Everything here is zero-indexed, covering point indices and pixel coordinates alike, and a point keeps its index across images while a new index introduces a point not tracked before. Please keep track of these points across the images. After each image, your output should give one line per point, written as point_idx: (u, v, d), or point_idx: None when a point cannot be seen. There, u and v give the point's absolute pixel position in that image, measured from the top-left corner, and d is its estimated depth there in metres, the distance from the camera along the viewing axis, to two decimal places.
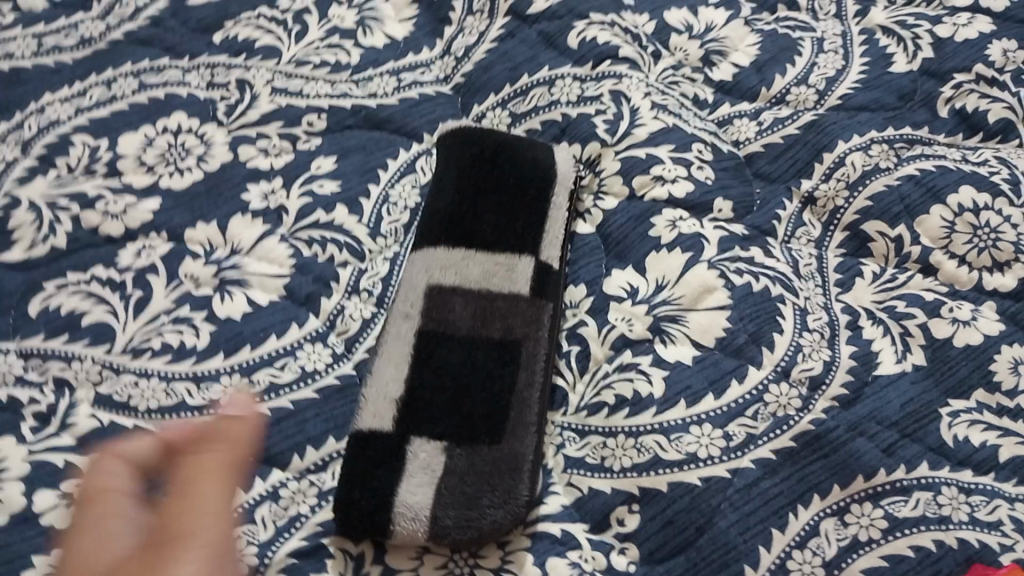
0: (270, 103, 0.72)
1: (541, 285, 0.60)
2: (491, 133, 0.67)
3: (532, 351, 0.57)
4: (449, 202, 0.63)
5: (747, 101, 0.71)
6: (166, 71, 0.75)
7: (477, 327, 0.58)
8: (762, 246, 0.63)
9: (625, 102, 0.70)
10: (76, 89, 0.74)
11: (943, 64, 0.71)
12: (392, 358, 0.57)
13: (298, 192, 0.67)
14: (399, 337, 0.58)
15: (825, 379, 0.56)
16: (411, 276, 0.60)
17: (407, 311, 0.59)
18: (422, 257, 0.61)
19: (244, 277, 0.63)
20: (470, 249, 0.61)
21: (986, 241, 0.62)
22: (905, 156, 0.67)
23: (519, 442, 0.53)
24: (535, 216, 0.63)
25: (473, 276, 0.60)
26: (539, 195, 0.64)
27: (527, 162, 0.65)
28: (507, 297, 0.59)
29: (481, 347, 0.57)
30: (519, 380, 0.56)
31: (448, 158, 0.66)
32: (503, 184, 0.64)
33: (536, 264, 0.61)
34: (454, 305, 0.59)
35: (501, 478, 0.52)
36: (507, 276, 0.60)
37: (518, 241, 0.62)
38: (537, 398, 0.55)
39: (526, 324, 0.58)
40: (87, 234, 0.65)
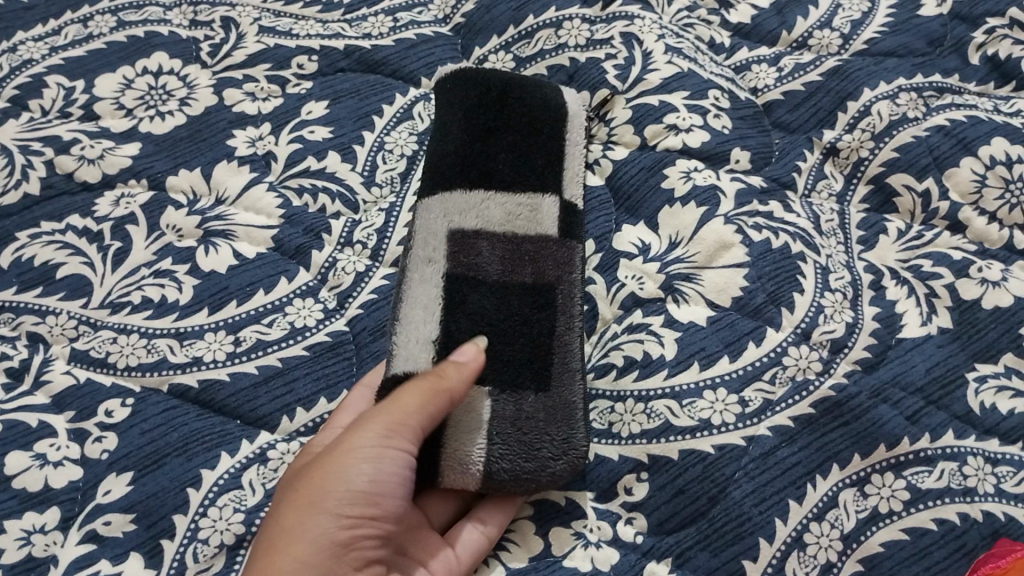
0: (257, 43, 0.68)
1: (569, 226, 0.57)
2: (492, 71, 0.62)
3: (569, 295, 0.54)
4: (459, 144, 0.59)
5: (766, 46, 0.67)
6: (146, 8, 0.70)
7: (507, 272, 0.55)
8: (781, 200, 0.59)
9: (636, 45, 0.66)
10: (51, 28, 0.69)
11: (974, 7, 0.67)
12: (421, 303, 0.53)
13: (287, 138, 0.63)
14: (425, 282, 0.54)
15: (847, 343, 0.53)
16: (427, 220, 0.56)
17: (429, 255, 0.55)
18: (436, 202, 0.57)
19: (230, 228, 0.59)
20: (490, 189, 0.57)
21: (1019, 197, 0.58)
22: (935, 105, 0.62)
23: (567, 390, 0.51)
24: (553, 155, 0.59)
25: (495, 218, 0.56)
26: (555, 134, 0.60)
27: (538, 99, 0.61)
28: (534, 239, 0.56)
29: (514, 293, 0.54)
30: (558, 324, 0.53)
31: (449, 100, 0.61)
32: (516, 122, 0.59)
33: (560, 204, 0.57)
34: (483, 249, 0.55)
35: (557, 428, 0.50)
36: (530, 216, 0.57)
37: (539, 180, 0.58)
38: (579, 343, 0.53)
39: (558, 265, 0.55)
40: (62, 180, 0.61)
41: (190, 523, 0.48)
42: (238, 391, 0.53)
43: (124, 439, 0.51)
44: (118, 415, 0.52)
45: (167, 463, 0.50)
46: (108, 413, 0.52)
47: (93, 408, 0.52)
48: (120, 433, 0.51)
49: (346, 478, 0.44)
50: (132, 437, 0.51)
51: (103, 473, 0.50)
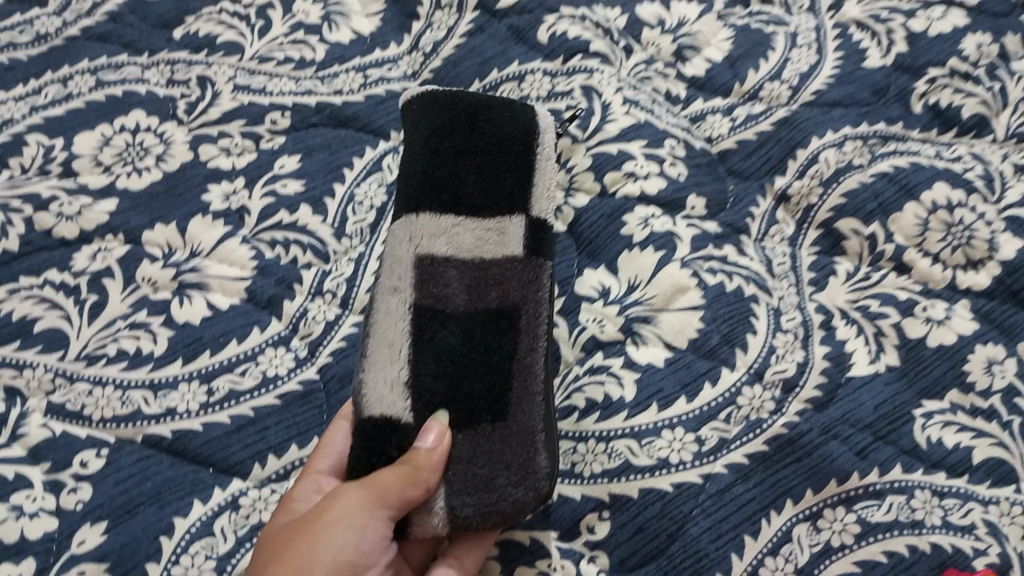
0: (232, 101, 0.70)
1: (535, 245, 0.57)
2: (460, 92, 0.62)
3: (532, 315, 0.55)
4: (426, 165, 0.58)
5: (720, 97, 0.69)
6: (125, 68, 0.73)
7: (474, 300, 0.55)
8: (735, 244, 0.61)
9: (596, 97, 0.69)
10: (32, 87, 0.72)
11: (916, 59, 0.70)
12: (388, 340, 0.53)
13: (260, 192, 0.65)
14: (393, 315, 0.53)
15: (798, 382, 0.55)
16: (394, 246, 0.56)
17: (395, 285, 0.55)
18: (404, 228, 0.57)
19: (204, 280, 0.61)
20: (459, 214, 0.57)
21: (960, 239, 0.61)
22: (879, 152, 0.66)
23: (526, 415, 0.52)
24: (524, 173, 0.59)
25: (465, 244, 0.56)
26: (526, 150, 0.59)
27: (507, 117, 0.60)
28: (501, 261, 0.56)
29: (480, 321, 0.54)
30: (520, 346, 0.53)
31: (415, 122, 0.61)
32: (485, 143, 0.59)
33: (527, 223, 0.58)
34: (449, 279, 0.55)
35: (515, 454, 0.51)
36: (499, 240, 0.57)
37: (507, 200, 0.58)
38: (542, 363, 0.53)
39: (525, 287, 0.56)
40: (39, 236, 0.63)
41: (163, 571, 0.50)
42: (210, 441, 0.54)
43: (99, 489, 0.52)
44: (93, 465, 0.53)
45: (141, 512, 0.52)
46: (84, 463, 0.53)
47: (69, 459, 0.53)
48: (96, 483, 0.53)
49: (320, 549, 0.47)
50: (107, 487, 0.52)
51: (78, 523, 0.51)
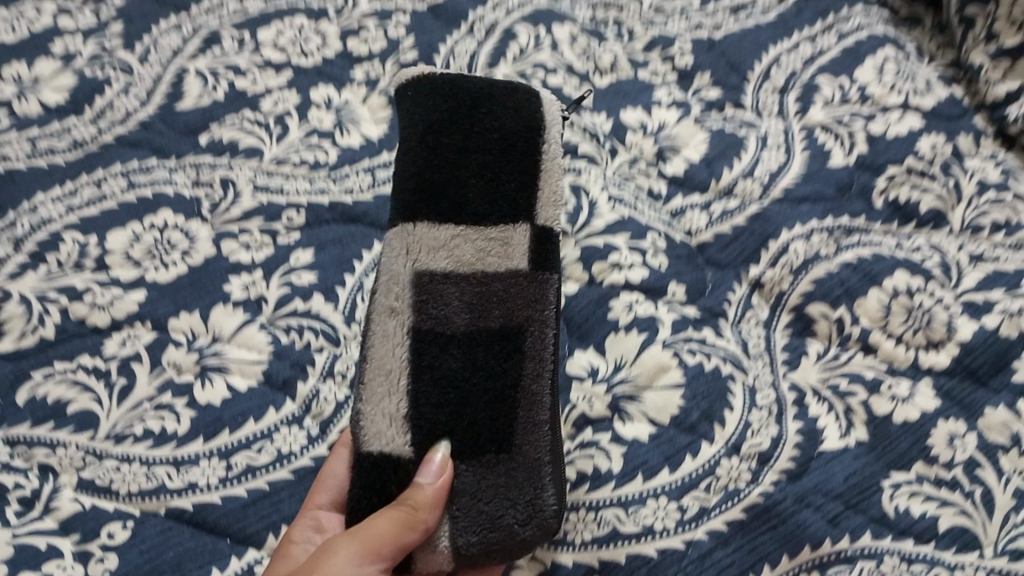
0: (253, 200, 0.77)
1: (538, 258, 0.61)
2: (462, 82, 0.64)
3: (537, 339, 0.59)
4: (427, 163, 0.61)
5: (698, 193, 0.76)
6: (154, 171, 0.80)
7: (476, 318, 0.59)
8: (713, 327, 0.67)
9: (584, 194, 0.75)
10: (69, 188, 0.79)
11: (877, 158, 0.77)
12: (389, 369, 0.56)
13: (278, 283, 0.71)
14: (393, 341, 0.57)
15: (772, 455, 0.60)
16: (393, 262, 0.60)
17: (394, 307, 0.58)
18: (403, 241, 0.60)
19: (224, 364, 0.66)
20: (460, 224, 0.60)
21: (920, 322, 0.66)
22: (844, 243, 0.72)
23: (531, 447, 0.56)
24: (528, 174, 0.62)
25: (466, 258, 0.60)
26: (530, 147, 0.62)
27: (509, 113, 0.62)
28: (504, 276, 0.60)
29: (481, 343, 0.58)
30: (525, 373, 0.58)
31: (416, 114, 0.63)
32: (487, 141, 0.61)
33: (531, 233, 0.61)
34: (449, 298, 0.59)
35: (521, 491, 0.55)
36: (501, 252, 0.61)
37: (510, 206, 0.61)
38: (547, 390, 0.58)
39: (529, 305, 0.60)
40: (74, 323, 0.69)
41: None
42: (229, 512, 0.60)
43: (124, 558, 0.58)
44: (119, 536, 0.58)
45: None
46: (110, 535, 0.58)
47: (97, 531, 0.59)
48: (121, 553, 0.58)
49: None
50: (131, 556, 0.58)
51: None
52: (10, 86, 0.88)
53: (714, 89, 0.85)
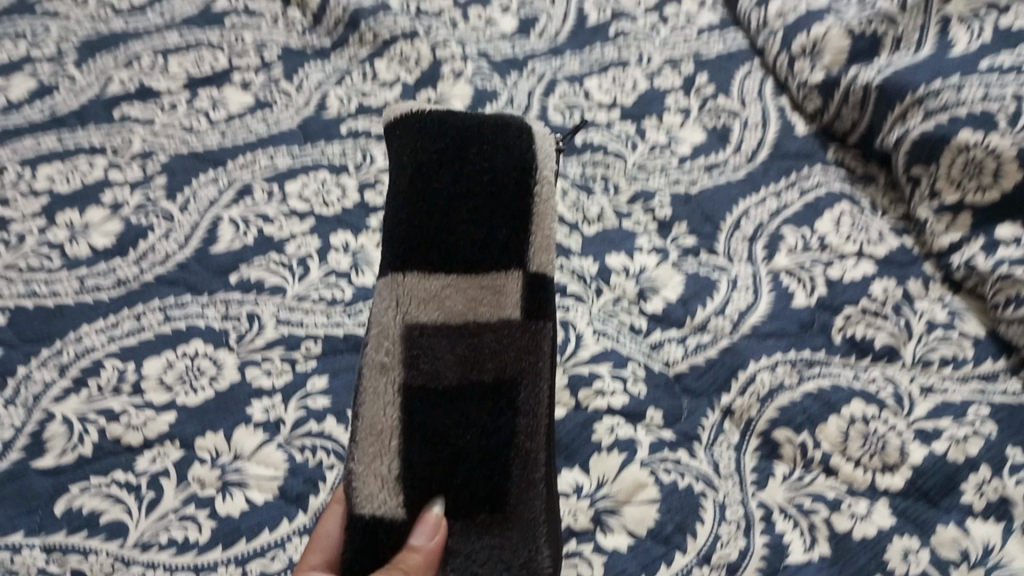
0: (275, 331, 0.86)
1: (530, 307, 0.65)
2: (449, 117, 0.67)
3: (530, 393, 0.64)
4: (418, 207, 0.64)
5: (675, 328, 0.85)
6: (188, 306, 0.89)
7: (466, 372, 0.64)
8: (687, 448, 0.74)
9: (571, 328, 0.84)
10: (111, 320, 0.88)
11: (834, 298, 0.87)
12: (380, 428, 0.62)
13: (295, 406, 0.79)
14: (385, 399, 0.63)
15: (740, 564, 0.67)
16: (382, 315, 0.64)
17: (386, 363, 0.64)
18: (394, 292, 0.64)
19: (244, 479, 0.73)
20: (450, 275, 0.65)
21: (876, 446, 0.73)
22: (806, 374, 0.80)
23: (525, 505, 0.62)
24: (519, 222, 0.65)
25: (455, 309, 0.65)
26: (522, 188, 0.65)
27: (498, 153, 0.66)
28: (495, 327, 0.65)
29: (471, 398, 0.63)
30: (517, 428, 0.63)
31: (405, 148, 0.66)
32: (477, 183, 0.65)
33: (523, 280, 0.65)
34: (440, 352, 0.64)
35: (518, 553, 0.61)
36: (493, 302, 0.65)
37: (503, 251, 0.65)
38: (539, 444, 0.64)
39: (519, 357, 0.65)
40: (110, 442, 0.76)
41: None
42: None
43: None
44: None
45: None
46: None
47: None
48: None
49: None
50: None
51: None
52: (63, 230, 0.99)
53: (691, 236, 0.95)
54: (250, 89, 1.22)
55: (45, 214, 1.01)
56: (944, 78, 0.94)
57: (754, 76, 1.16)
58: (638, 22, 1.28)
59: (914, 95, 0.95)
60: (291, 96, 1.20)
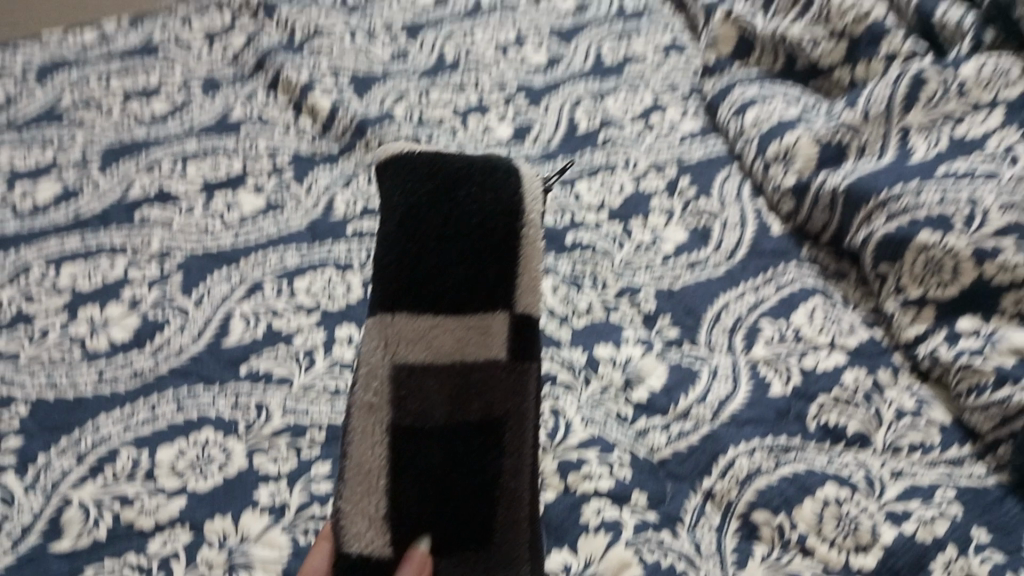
0: (281, 420, 0.91)
1: (516, 348, 0.66)
2: (441, 159, 0.65)
3: (517, 432, 0.66)
4: (408, 247, 0.63)
5: (659, 415, 0.90)
6: (200, 396, 0.95)
7: (454, 413, 0.65)
8: (671, 529, 0.80)
9: (561, 416, 0.89)
10: (127, 410, 0.93)
11: (809, 387, 0.92)
12: (368, 469, 0.65)
13: (300, 491, 0.84)
14: (374, 440, 0.64)
15: None
16: (370, 355, 0.65)
17: (373, 404, 0.64)
18: (382, 330, 0.64)
19: (250, 561, 0.78)
20: (439, 314, 0.64)
21: (849, 527, 0.78)
22: (782, 459, 0.85)
23: (509, 544, 0.65)
24: (508, 261, 0.65)
25: (443, 347, 0.65)
26: (509, 230, 0.64)
27: (489, 192, 0.64)
28: (482, 365, 0.65)
29: (459, 439, 0.65)
30: (503, 469, 0.65)
31: (395, 190, 0.64)
32: (466, 224, 0.63)
33: (510, 319, 0.66)
34: (428, 392, 0.65)
35: None
36: (480, 339, 0.65)
37: (491, 292, 0.65)
38: (524, 483, 0.66)
39: (507, 398, 0.66)
40: (124, 526, 0.81)
41: None
42: None
43: None
44: None
45: None
46: None
47: None
48: None
49: None
50: None
51: None
52: (84, 325, 1.06)
53: (674, 329, 1.02)
54: (263, 192, 1.30)
55: (68, 310, 1.08)
56: (904, 182, 1.02)
57: (732, 179, 1.24)
58: (624, 129, 1.38)
59: (877, 200, 1.03)
60: (300, 198, 1.29)
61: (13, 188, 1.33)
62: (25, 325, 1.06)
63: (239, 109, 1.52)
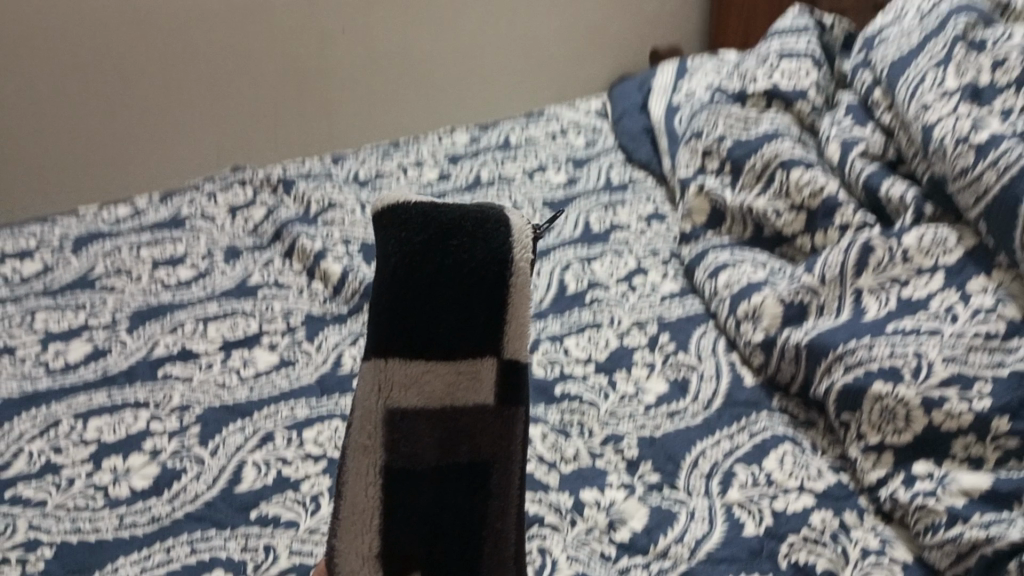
0: (288, 561, 0.99)
1: (501, 395, 0.72)
2: (434, 212, 0.71)
3: (503, 474, 0.72)
4: (402, 303, 0.70)
5: (641, 554, 0.98)
6: (212, 539, 1.02)
7: (443, 454, 0.72)
8: None
9: (547, 554, 0.97)
10: (144, 553, 1.00)
11: (779, 527, 0.99)
12: (362, 506, 0.72)
13: None
14: (367, 479, 0.72)
15: None
16: (366, 401, 0.72)
17: (368, 445, 0.72)
18: (377, 377, 0.71)
19: None
20: (430, 361, 0.71)
21: None
22: None
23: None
24: (496, 314, 0.71)
25: (433, 393, 0.71)
26: (497, 284, 0.70)
27: (478, 249, 0.70)
28: (470, 409, 0.72)
29: (447, 477, 0.72)
30: (490, 510, 0.72)
31: (390, 240, 0.71)
32: (456, 279, 0.70)
33: (496, 368, 0.72)
34: (419, 435, 0.72)
35: None
36: (470, 386, 0.71)
37: (478, 344, 0.71)
38: (509, 522, 0.73)
39: (493, 441, 0.72)
40: None
41: None
42: None
43: None
44: None
45: None
46: None
47: None
48: None
49: None
50: None
51: None
52: (107, 473, 1.14)
53: (655, 473, 1.10)
54: (276, 350, 1.42)
55: (92, 460, 1.17)
56: (858, 338, 1.12)
57: (709, 335, 1.36)
58: (610, 290, 1.51)
59: (836, 352, 1.13)
60: (311, 355, 1.40)
61: (47, 349, 1.45)
62: (53, 473, 1.15)
63: (257, 275, 1.66)
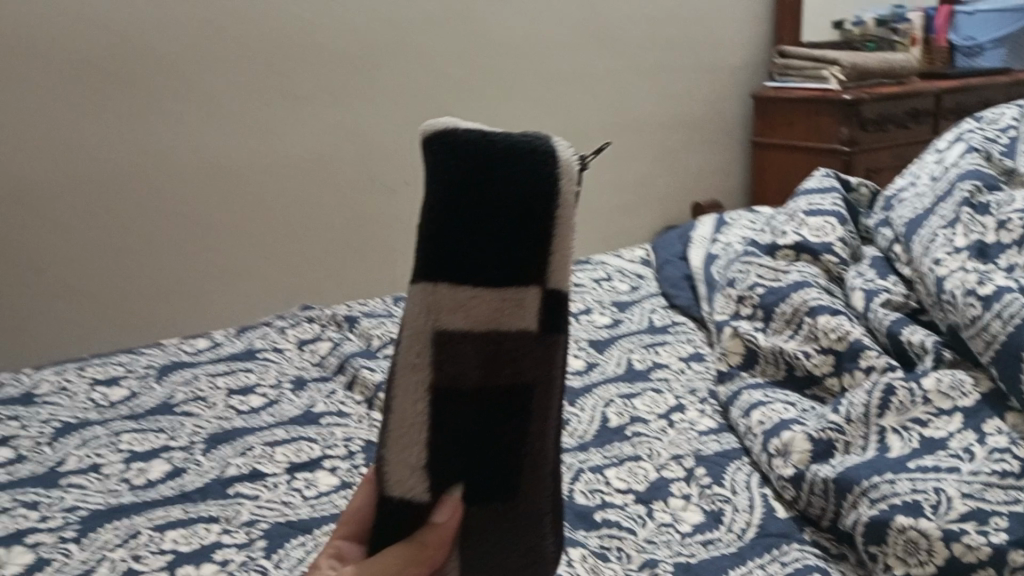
0: None
1: (543, 322, 0.79)
2: (484, 145, 0.75)
3: (543, 396, 0.80)
4: (452, 230, 0.76)
5: None
6: None
7: (487, 375, 0.79)
8: None
9: None
10: None
11: None
12: (409, 421, 0.79)
13: None
14: (414, 396, 0.79)
15: None
16: (416, 321, 0.78)
17: (416, 365, 0.79)
18: (427, 303, 0.78)
19: None
20: (476, 289, 0.77)
21: None
22: None
23: (530, 490, 0.83)
24: (541, 246, 0.77)
25: (480, 318, 0.78)
26: (543, 217, 0.76)
27: (525, 181, 0.75)
28: (513, 334, 0.78)
29: (490, 396, 0.79)
30: (529, 429, 0.81)
31: (441, 169, 0.76)
32: (504, 213, 0.76)
33: (539, 299, 0.78)
34: (465, 356, 0.78)
35: (521, 526, 0.84)
36: (515, 313, 0.78)
37: (523, 275, 0.77)
38: (545, 440, 0.82)
39: (534, 365, 0.80)
40: None
41: None
42: None
43: None
44: None
45: None
46: None
47: None
48: None
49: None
50: None
51: None
52: None
53: None
54: (336, 472, 1.53)
55: (168, 568, 1.27)
56: (880, 474, 1.20)
57: (744, 469, 1.43)
58: (649, 425, 1.60)
59: (859, 487, 1.19)
60: None
61: (130, 466, 1.58)
62: None
63: (321, 403, 1.80)
